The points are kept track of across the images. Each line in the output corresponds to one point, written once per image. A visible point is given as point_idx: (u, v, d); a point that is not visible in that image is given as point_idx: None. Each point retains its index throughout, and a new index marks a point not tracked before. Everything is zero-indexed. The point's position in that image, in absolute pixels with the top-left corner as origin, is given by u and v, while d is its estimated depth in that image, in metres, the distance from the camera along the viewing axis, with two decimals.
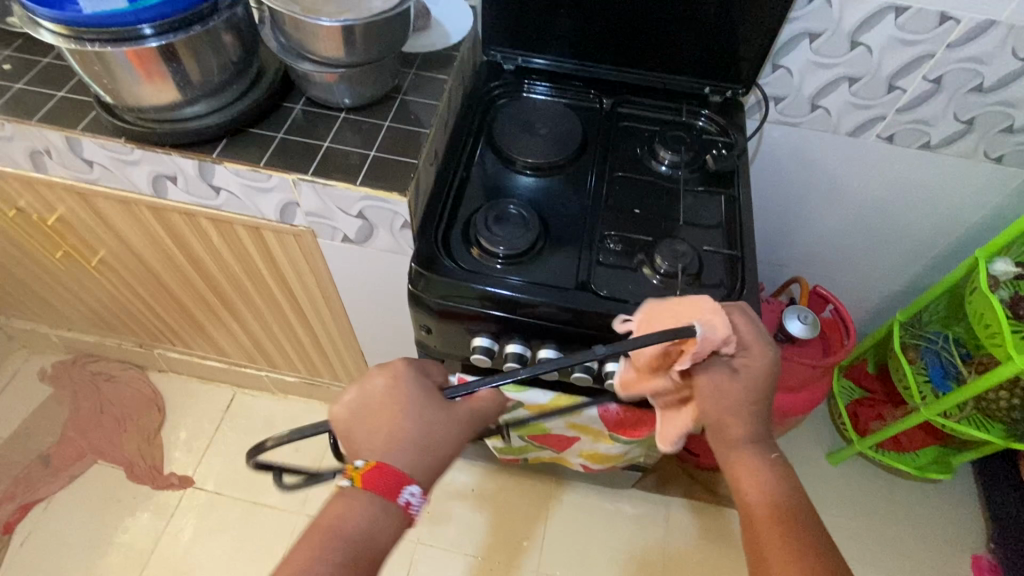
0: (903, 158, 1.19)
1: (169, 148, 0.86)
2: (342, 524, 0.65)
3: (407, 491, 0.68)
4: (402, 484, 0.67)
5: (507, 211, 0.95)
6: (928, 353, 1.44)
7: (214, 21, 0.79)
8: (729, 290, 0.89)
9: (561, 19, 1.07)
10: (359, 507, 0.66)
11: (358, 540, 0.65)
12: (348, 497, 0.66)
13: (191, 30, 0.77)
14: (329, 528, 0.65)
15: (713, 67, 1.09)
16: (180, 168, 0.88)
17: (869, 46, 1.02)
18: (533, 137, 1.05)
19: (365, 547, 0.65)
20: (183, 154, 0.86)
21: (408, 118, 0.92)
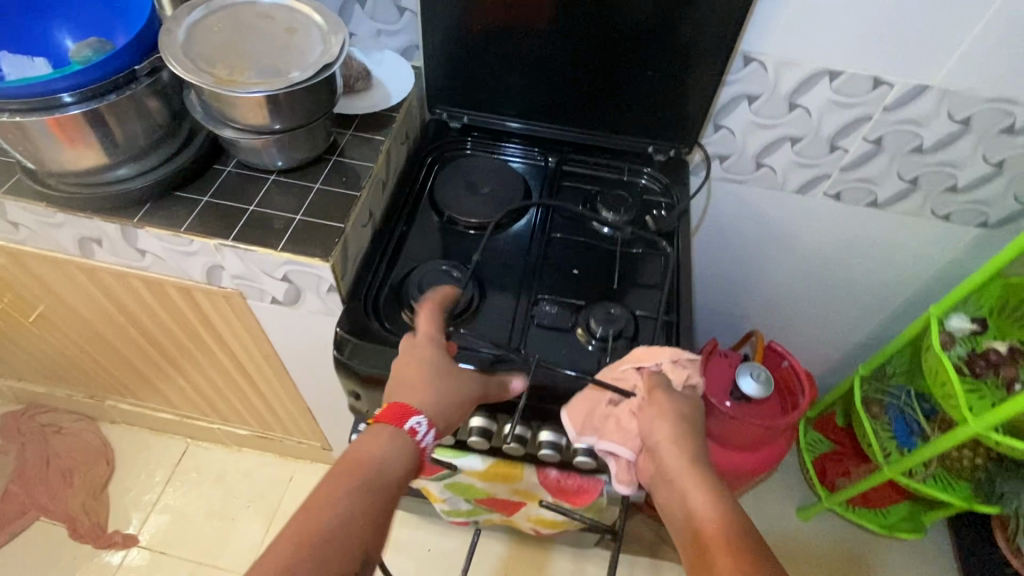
0: (852, 215, 1.19)
1: (90, 213, 0.84)
2: (366, 459, 0.69)
3: (412, 419, 0.72)
4: (406, 414, 0.73)
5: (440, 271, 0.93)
6: (891, 408, 1.42)
7: (132, 89, 0.78)
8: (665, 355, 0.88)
9: (503, 80, 1.08)
10: (380, 445, 0.71)
11: (377, 469, 0.69)
12: (368, 440, 0.71)
13: (107, 99, 0.76)
14: (348, 465, 0.68)
15: (655, 127, 1.10)
16: (103, 232, 0.86)
17: (807, 108, 1.02)
18: (474, 195, 1.05)
19: (383, 476, 0.69)
20: (105, 218, 0.84)
21: (341, 180, 0.91)
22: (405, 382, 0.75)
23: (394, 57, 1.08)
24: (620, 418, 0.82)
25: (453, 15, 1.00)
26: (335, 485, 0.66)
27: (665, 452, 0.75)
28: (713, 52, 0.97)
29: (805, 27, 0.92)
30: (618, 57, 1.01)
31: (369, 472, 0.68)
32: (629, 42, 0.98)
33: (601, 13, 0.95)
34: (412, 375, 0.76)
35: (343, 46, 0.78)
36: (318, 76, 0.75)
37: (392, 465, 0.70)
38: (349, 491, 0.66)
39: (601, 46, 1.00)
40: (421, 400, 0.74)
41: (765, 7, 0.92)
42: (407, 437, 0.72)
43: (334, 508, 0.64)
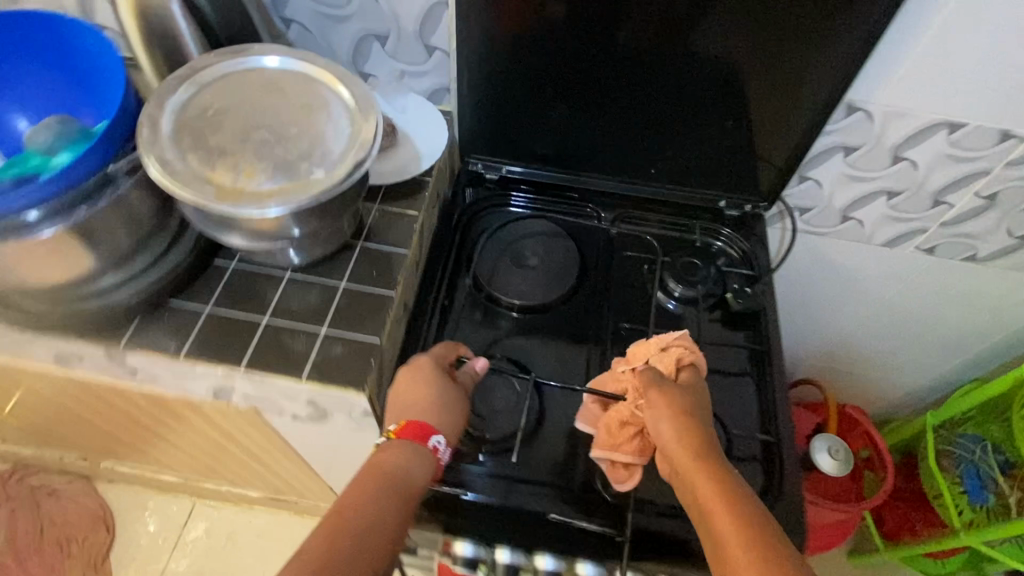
0: (943, 269, 1.05)
1: (70, 338, 0.69)
2: (387, 467, 0.63)
3: (433, 438, 0.67)
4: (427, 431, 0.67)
5: (498, 377, 0.81)
6: (962, 462, 1.30)
7: (105, 198, 0.61)
8: (761, 480, 0.76)
9: (551, 127, 0.91)
10: (388, 455, 0.64)
11: (395, 475, 0.62)
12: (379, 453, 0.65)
13: (76, 215, 0.60)
14: (368, 471, 0.62)
15: (729, 179, 0.94)
16: (87, 354, 0.71)
17: (914, 161, 0.87)
18: (521, 270, 0.89)
19: (401, 480, 0.62)
20: (87, 342, 0.68)
21: (370, 274, 0.75)
22: (417, 402, 0.70)
23: (422, 102, 0.90)
24: (610, 417, 0.74)
25: (497, 57, 0.82)
26: (355, 492, 0.60)
27: (674, 453, 0.66)
28: (813, 101, 0.80)
29: (933, 74, 0.75)
30: (695, 103, 0.84)
31: (393, 477, 0.62)
32: (711, 86, 0.82)
33: (681, 55, 0.79)
34: (428, 398, 0.70)
35: (377, 130, 0.60)
36: (350, 178, 0.57)
37: (416, 470, 0.64)
38: (372, 494, 0.60)
39: (676, 90, 0.83)
40: (439, 420, 0.69)
41: (885, 50, 0.75)
42: (429, 454, 0.66)
43: (358, 514, 0.57)
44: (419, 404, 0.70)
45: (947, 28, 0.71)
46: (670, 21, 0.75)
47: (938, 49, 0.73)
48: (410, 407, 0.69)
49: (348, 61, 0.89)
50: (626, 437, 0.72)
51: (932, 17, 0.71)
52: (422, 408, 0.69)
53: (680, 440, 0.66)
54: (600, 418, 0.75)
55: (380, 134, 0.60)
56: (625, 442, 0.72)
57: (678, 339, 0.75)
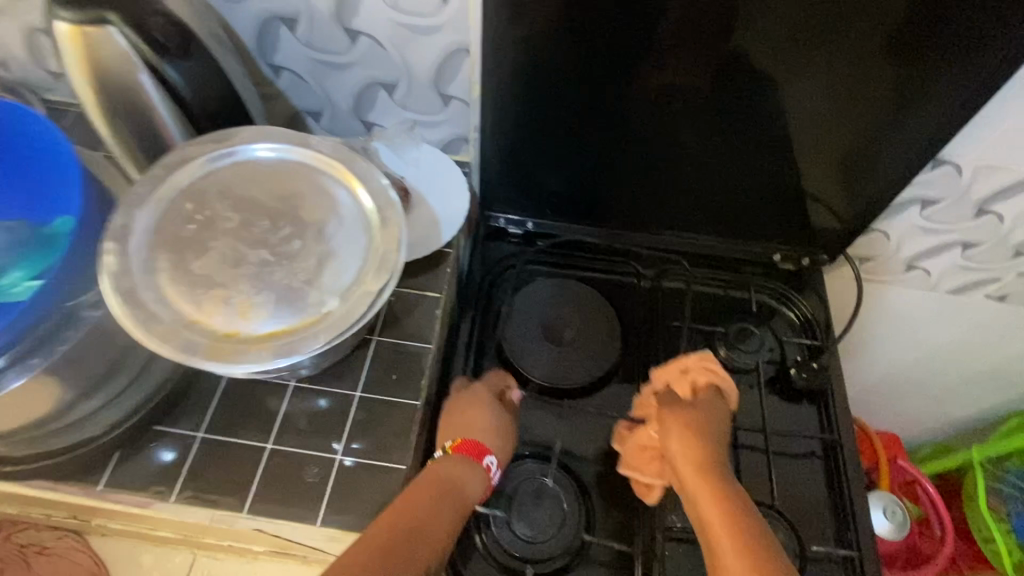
0: (1011, 314, 0.96)
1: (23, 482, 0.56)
2: (446, 478, 0.62)
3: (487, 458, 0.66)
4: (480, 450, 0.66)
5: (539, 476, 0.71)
6: (1011, 502, 1.21)
7: (70, 337, 0.54)
8: None
9: (586, 178, 0.80)
10: (449, 465, 0.64)
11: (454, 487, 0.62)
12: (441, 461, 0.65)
13: (32, 360, 0.53)
14: (426, 477, 0.61)
15: (785, 232, 0.83)
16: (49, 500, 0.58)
17: (1001, 215, 0.76)
18: (557, 346, 0.79)
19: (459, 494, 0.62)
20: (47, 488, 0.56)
21: (389, 379, 0.64)
22: (470, 426, 0.69)
23: (437, 155, 0.78)
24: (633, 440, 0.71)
25: (529, 107, 0.71)
26: (414, 492, 0.59)
27: (681, 467, 0.67)
28: (896, 153, 0.70)
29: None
30: (757, 154, 0.73)
31: (449, 488, 0.62)
32: (777, 137, 0.71)
33: (747, 104, 0.67)
34: (479, 423, 0.69)
35: (401, 246, 0.49)
36: (372, 314, 0.46)
37: (469, 483, 0.64)
38: (435, 501, 0.59)
39: (736, 141, 0.72)
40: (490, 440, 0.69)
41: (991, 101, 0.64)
42: (481, 474, 0.65)
43: (421, 515, 0.57)
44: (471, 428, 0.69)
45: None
46: (739, 69, 0.64)
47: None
48: (466, 428, 0.69)
49: (349, 109, 0.77)
50: (648, 460, 0.70)
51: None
52: (475, 430, 0.69)
53: (691, 459, 0.67)
54: (626, 438, 0.72)
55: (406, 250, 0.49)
56: (648, 466, 0.70)
57: (702, 363, 0.74)
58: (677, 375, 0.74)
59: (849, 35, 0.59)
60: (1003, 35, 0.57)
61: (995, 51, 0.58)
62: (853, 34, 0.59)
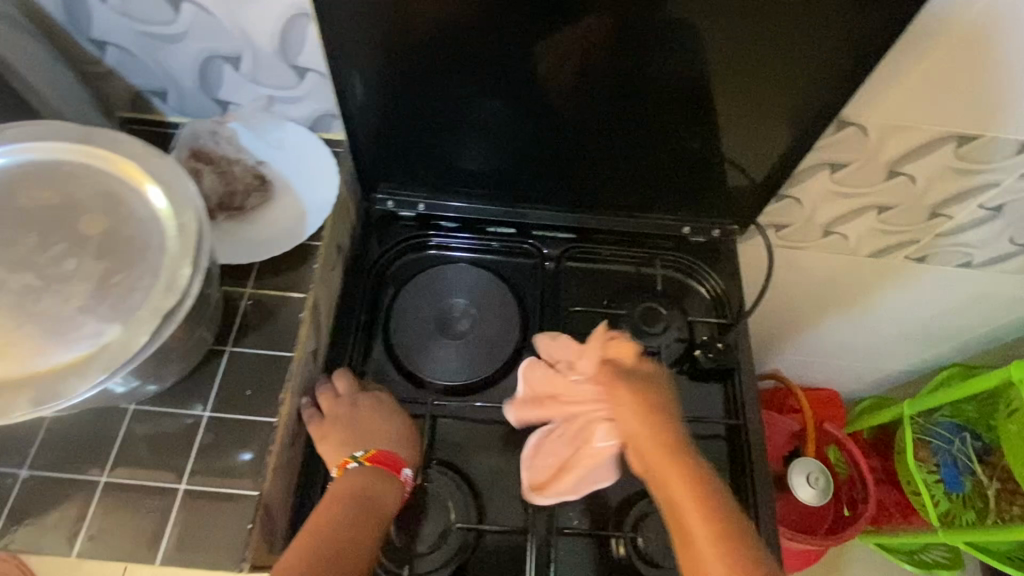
0: (933, 275, 0.94)
1: None
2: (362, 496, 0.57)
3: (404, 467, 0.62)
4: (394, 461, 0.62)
5: (407, 492, 0.65)
6: (940, 453, 1.23)
7: None
8: None
9: (476, 151, 0.73)
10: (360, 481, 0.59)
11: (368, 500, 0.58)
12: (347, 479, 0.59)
13: None
14: (335, 498, 0.57)
15: (694, 201, 0.78)
16: None
17: (912, 177, 0.72)
18: (450, 339, 0.73)
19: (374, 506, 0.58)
20: None
21: (244, 395, 0.58)
22: (372, 432, 0.63)
23: (303, 135, 0.70)
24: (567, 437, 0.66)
25: (397, 77, 0.63)
26: (321, 518, 0.56)
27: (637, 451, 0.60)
28: (798, 113, 0.65)
29: (945, 79, 0.61)
30: (653, 118, 0.67)
31: (362, 504, 0.57)
32: (670, 100, 0.65)
33: (635, 65, 0.61)
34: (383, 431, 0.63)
35: (195, 262, 0.42)
36: (157, 343, 0.40)
37: (386, 496, 0.59)
38: (348, 521, 0.55)
39: (629, 106, 0.66)
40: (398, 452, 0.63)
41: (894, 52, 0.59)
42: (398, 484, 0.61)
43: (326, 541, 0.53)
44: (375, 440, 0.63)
45: (975, 21, 0.56)
46: (618, 27, 0.57)
47: (958, 48, 0.58)
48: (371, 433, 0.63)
49: (195, 87, 0.67)
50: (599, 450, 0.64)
51: (957, 9, 0.55)
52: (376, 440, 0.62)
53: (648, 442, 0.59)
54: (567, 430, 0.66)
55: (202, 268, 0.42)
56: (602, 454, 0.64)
57: (614, 339, 0.66)
58: (595, 357, 0.65)
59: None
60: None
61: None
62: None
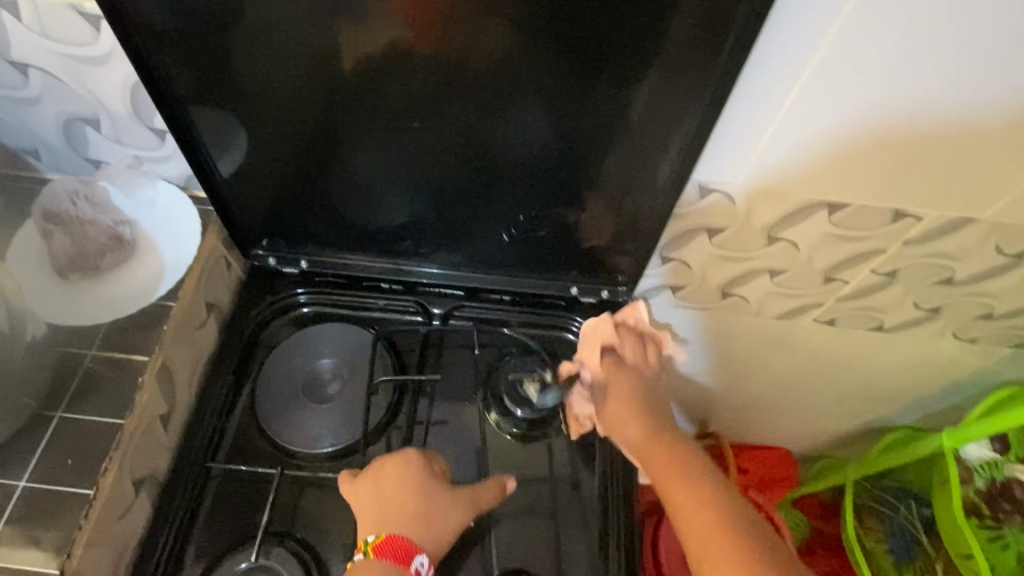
0: (849, 338, 0.91)
1: None
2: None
3: (417, 560, 0.59)
4: (410, 550, 0.59)
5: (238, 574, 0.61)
6: (888, 521, 1.17)
7: None
8: None
9: (353, 207, 0.73)
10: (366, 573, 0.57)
11: None
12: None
13: None
14: None
15: (579, 261, 0.78)
16: None
17: (793, 242, 0.70)
18: (316, 401, 0.71)
19: None
20: None
21: (66, 464, 0.56)
22: (402, 508, 0.61)
23: (173, 195, 0.69)
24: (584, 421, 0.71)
25: (263, 134, 0.64)
26: None
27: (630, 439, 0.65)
28: (652, 175, 0.65)
29: (791, 158, 0.61)
30: (520, 176, 0.68)
31: None
32: (533, 161, 0.66)
33: (491, 123, 0.62)
34: (413, 508, 0.62)
35: None
36: None
37: None
38: None
39: (493, 167, 0.67)
40: (424, 534, 0.61)
41: (726, 128, 0.60)
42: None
43: None
44: (449, 512, 0.63)
45: (801, 105, 0.57)
46: (462, 92, 0.59)
47: (793, 129, 0.59)
48: (383, 517, 0.61)
49: (63, 146, 0.68)
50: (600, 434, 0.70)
51: (781, 93, 0.56)
52: (411, 516, 0.61)
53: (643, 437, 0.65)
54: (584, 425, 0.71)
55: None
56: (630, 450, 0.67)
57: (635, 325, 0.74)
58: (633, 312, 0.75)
59: (556, 52, 0.55)
60: (712, 51, 0.53)
61: (709, 67, 0.54)
62: (561, 50, 0.55)
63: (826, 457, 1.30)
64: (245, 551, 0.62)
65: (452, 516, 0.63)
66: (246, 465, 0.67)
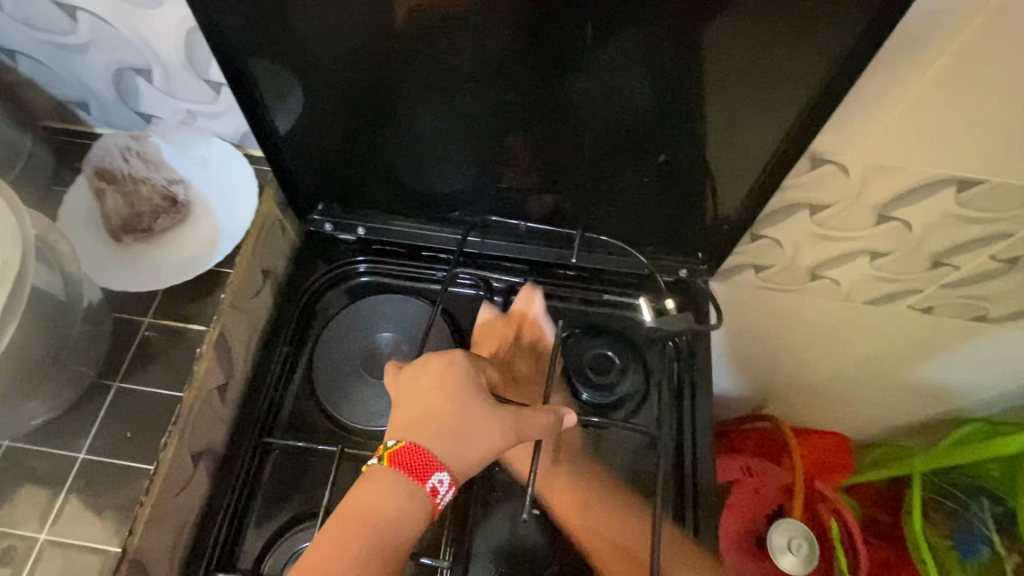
0: (945, 326, 0.83)
1: None
2: (356, 513, 0.47)
3: (434, 476, 0.49)
4: (430, 465, 0.50)
5: (300, 552, 0.59)
6: (956, 516, 1.10)
7: None
8: None
9: (418, 173, 0.68)
10: (378, 481, 0.49)
11: (387, 529, 0.47)
12: (370, 482, 0.49)
13: None
14: (352, 505, 0.48)
15: (656, 237, 0.72)
16: None
17: (907, 222, 0.63)
18: (375, 377, 0.67)
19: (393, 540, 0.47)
20: None
21: (127, 438, 0.54)
22: (432, 414, 0.52)
23: (227, 153, 0.65)
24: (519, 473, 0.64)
25: (326, 92, 0.59)
26: (332, 534, 0.47)
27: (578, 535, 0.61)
28: (756, 143, 0.58)
29: (918, 129, 0.53)
30: (604, 143, 0.61)
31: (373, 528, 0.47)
32: (613, 130, 0.59)
33: (577, 85, 0.55)
34: (445, 416, 0.52)
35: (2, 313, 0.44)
36: None
37: (406, 513, 0.48)
38: (346, 547, 0.46)
39: (567, 137, 0.61)
40: (453, 448, 0.51)
41: (854, 93, 0.52)
42: (425, 497, 0.49)
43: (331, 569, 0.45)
44: (487, 432, 0.52)
45: (948, 67, 0.48)
46: (546, 54, 0.53)
47: (938, 94, 0.51)
48: (411, 421, 0.52)
49: (113, 99, 0.64)
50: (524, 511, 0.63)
51: (929, 52, 0.48)
52: (441, 425, 0.51)
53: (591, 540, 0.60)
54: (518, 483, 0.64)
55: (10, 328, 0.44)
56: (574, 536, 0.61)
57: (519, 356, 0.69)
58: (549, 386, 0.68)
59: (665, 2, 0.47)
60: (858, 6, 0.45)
61: (846, 27, 0.46)
62: (670, 4, 0.47)
63: (888, 446, 1.22)
64: (304, 526, 0.60)
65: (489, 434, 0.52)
66: (305, 439, 0.64)
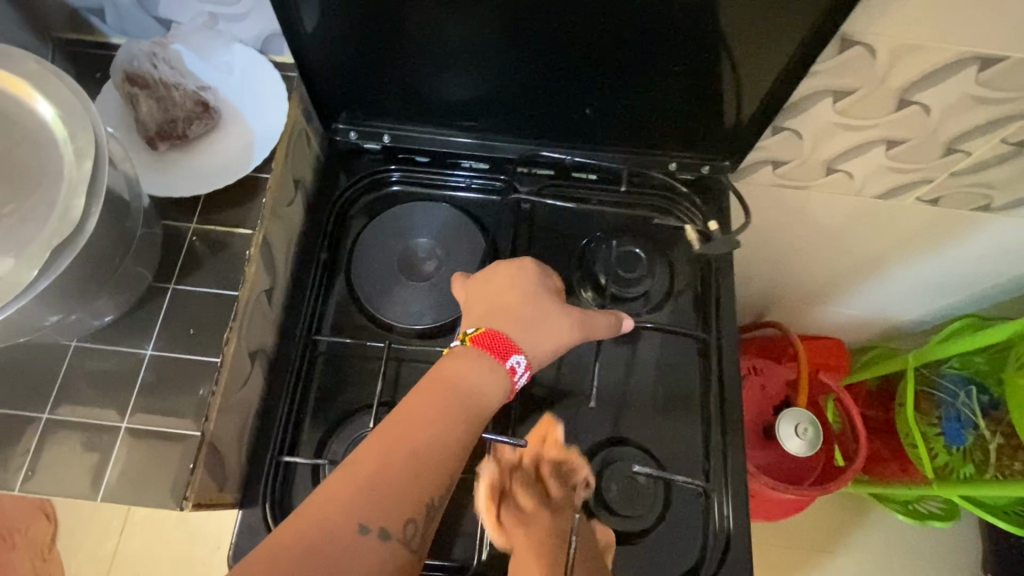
0: (949, 219, 0.88)
1: None
2: (442, 376, 0.52)
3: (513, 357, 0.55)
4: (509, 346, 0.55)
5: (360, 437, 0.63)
6: (943, 405, 1.17)
7: None
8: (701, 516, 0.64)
9: (444, 76, 0.67)
10: (468, 360, 0.54)
11: (471, 403, 0.51)
12: (462, 361, 0.54)
13: None
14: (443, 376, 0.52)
15: (678, 135, 0.73)
16: None
17: (926, 106, 0.65)
18: (413, 281, 0.69)
19: (474, 412, 0.51)
20: None
21: (190, 336, 0.56)
22: (505, 305, 0.58)
23: (252, 58, 0.64)
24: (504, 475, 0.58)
25: None
26: (425, 397, 0.50)
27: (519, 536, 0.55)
28: (786, 36, 0.58)
29: (948, 7, 0.55)
30: (634, 39, 0.60)
31: (460, 399, 0.51)
32: (641, 26, 0.59)
33: None
34: (521, 312, 0.58)
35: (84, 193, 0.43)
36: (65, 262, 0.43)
37: (489, 394, 0.53)
38: (433, 408, 0.50)
39: (597, 34, 0.60)
40: (526, 337, 0.57)
41: None
42: (502, 377, 0.54)
43: (418, 422, 0.49)
44: (558, 329, 0.58)
45: None
46: None
47: None
48: (486, 313, 0.58)
49: (132, 3, 0.63)
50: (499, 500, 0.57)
51: None
52: (514, 318, 0.58)
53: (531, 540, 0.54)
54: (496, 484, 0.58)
55: (98, 204, 0.44)
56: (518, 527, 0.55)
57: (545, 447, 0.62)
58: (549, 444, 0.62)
59: None
60: None
61: None
62: None
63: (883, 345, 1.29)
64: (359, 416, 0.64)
65: (559, 332, 0.58)
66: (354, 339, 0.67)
